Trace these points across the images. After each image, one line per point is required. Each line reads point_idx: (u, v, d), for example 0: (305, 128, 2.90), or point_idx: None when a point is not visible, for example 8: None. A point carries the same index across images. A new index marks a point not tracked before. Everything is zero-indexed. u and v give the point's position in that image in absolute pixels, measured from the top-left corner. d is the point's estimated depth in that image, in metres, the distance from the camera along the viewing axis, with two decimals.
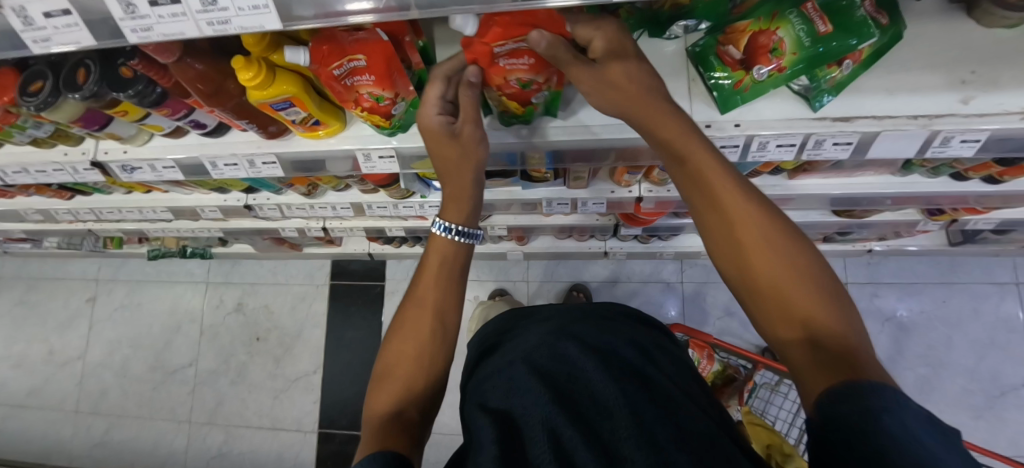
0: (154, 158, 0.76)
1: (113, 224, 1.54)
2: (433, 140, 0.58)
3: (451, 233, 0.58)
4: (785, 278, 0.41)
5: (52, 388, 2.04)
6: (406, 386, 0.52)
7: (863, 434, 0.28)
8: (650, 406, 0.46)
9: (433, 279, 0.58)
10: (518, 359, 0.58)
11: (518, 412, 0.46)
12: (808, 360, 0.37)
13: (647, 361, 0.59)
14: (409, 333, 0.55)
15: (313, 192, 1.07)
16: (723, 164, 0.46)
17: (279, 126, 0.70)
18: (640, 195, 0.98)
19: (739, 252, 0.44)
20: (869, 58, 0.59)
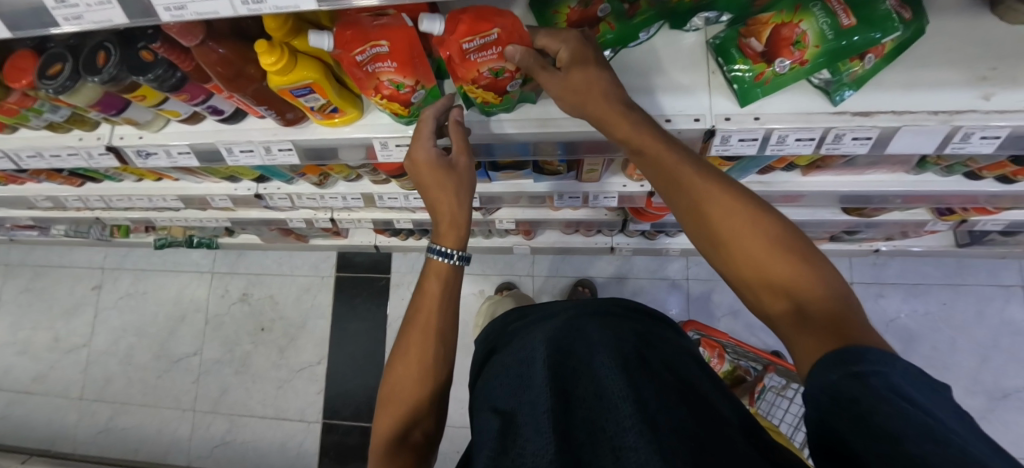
0: (170, 144, 0.76)
1: (120, 212, 1.55)
2: (424, 171, 0.60)
3: (449, 259, 0.59)
4: (765, 258, 0.42)
5: (58, 374, 2.05)
6: (410, 408, 0.55)
7: (857, 401, 0.28)
8: (656, 394, 0.43)
9: (432, 307, 0.59)
10: (518, 361, 0.58)
11: (521, 420, 0.46)
12: (800, 332, 0.38)
13: (652, 343, 0.56)
14: (413, 361, 0.56)
15: (324, 182, 1.07)
16: (688, 156, 0.48)
17: (296, 113, 0.69)
18: (651, 189, 0.97)
19: (718, 239, 0.45)
20: (892, 52, 0.58)
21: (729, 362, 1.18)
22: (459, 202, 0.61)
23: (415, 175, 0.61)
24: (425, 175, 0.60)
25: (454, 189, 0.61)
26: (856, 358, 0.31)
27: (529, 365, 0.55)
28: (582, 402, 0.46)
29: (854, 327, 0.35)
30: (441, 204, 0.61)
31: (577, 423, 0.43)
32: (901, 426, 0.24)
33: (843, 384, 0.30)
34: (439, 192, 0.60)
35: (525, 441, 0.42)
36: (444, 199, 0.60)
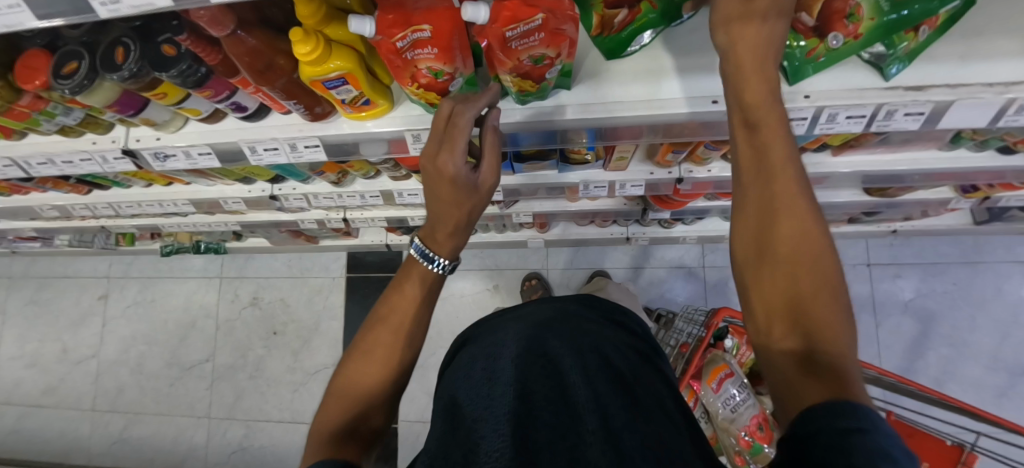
0: (189, 145, 0.73)
1: (127, 220, 1.51)
2: (441, 181, 0.50)
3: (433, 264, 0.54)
4: (809, 289, 0.33)
5: (68, 386, 2.02)
6: (364, 403, 0.50)
7: (833, 445, 0.22)
8: (624, 409, 0.46)
9: (407, 310, 0.55)
10: (487, 361, 0.55)
11: (469, 413, 0.46)
12: (792, 380, 0.30)
13: (629, 365, 0.58)
14: (379, 359, 0.52)
15: (342, 181, 1.04)
16: (799, 165, 0.37)
17: (325, 107, 0.67)
18: (681, 176, 0.95)
19: (763, 244, 0.36)
20: (944, 24, 0.56)
21: (759, 348, 1.16)
22: (466, 218, 0.53)
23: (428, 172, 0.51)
24: (442, 185, 0.50)
25: (467, 206, 0.52)
26: (847, 408, 0.24)
27: (496, 361, 0.54)
28: (543, 406, 0.46)
29: (860, 392, 0.27)
30: (440, 220, 0.53)
31: (535, 427, 0.43)
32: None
33: (825, 423, 0.24)
34: (445, 204, 0.51)
35: (480, 431, 0.42)
36: (446, 215, 0.52)
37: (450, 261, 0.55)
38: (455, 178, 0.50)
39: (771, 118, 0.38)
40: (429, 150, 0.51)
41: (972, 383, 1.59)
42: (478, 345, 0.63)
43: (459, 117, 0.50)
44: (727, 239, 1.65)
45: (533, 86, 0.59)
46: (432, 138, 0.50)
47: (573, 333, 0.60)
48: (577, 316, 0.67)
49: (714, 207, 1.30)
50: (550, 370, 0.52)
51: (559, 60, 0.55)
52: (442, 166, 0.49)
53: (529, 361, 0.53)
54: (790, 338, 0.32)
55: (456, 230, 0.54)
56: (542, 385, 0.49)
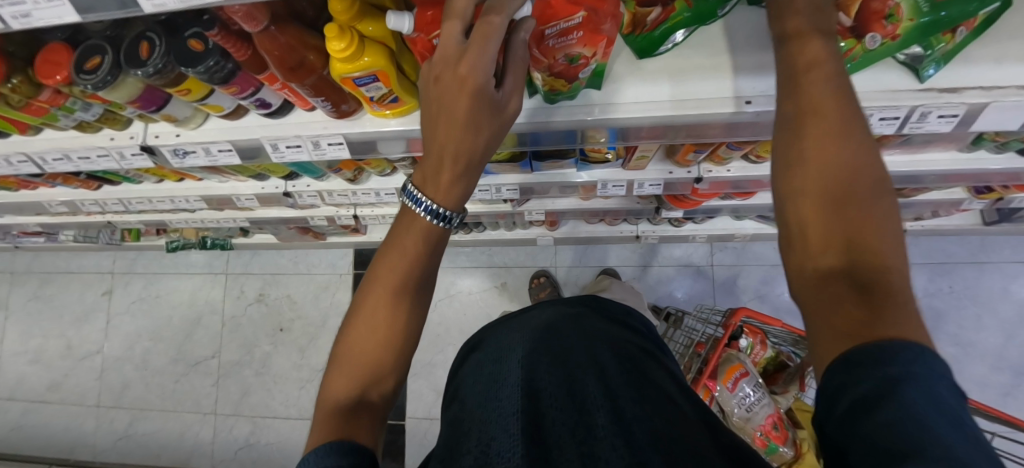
0: (210, 142, 0.72)
1: (134, 216, 1.50)
2: (458, 90, 0.41)
3: (435, 218, 0.47)
4: (855, 202, 0.33)
5: (72, 382, 2.01)
6: (371, 367, 0.48)
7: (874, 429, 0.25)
8: (634, 404, 0.45)
9: (403, 263, 0.49)
10: (492, 365, 0.55)
11: (476, 419, 0.45)
12: (834, 302, 0.31)
13: (637, 357, 0.57)
14: (381, 322, 0.49)
15: (358, 178, 1.03)
16: (845, 82, 0.37)
17: (351, 104, 0.66)
18: (699, 176, 0.95)
19: (800, 160, 0.36)
20: (980, 26, 0.56)
21: (773, 348, 1.18)
22: (478, 145, 0.44)
23: (439, 91, 0.42)
24: (458, 98, 0.41)
25: (477, 145, 0.44)
26: (877, 354, 0.27)
27: (500, 368, 0.54)
28: (551, 403, 0.46)
29: (898, 316, 0.29)
30: (445, 144, 0.44)
31: (545, 427, 0.42)
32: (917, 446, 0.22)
33: (861, 376, 0.27)
34: (458, 129, 0.42)
35: (491, 429, 0.42)
36: (456, 139, 0.43)
37: (452, 210, 0.47)
38: (478, 90, 0.41)
39: (819, 55, 0.38)
40: (450, 56, 0.42)
41: (976, 381, 1.61)
42: (483, 348, 0.63)
43: (491, 18, 0.40)
44: (736, 238, 1.65)
45: (566, 85, 0.58)
46: (450, 39, 0.42)
47: (577, 331, 0.60)
48: (580, 313, 0.67)
49: (726, 206, 1.30)
50: (559, 363, 0.52)
51: (594, 60, 0.54)
52: (466, 68, 0.41)
53: (534, 362, 0.53)
54: (827, 254, 0.33)
55: (466, 167, 0.46)
56: (548, 381, 0.49)
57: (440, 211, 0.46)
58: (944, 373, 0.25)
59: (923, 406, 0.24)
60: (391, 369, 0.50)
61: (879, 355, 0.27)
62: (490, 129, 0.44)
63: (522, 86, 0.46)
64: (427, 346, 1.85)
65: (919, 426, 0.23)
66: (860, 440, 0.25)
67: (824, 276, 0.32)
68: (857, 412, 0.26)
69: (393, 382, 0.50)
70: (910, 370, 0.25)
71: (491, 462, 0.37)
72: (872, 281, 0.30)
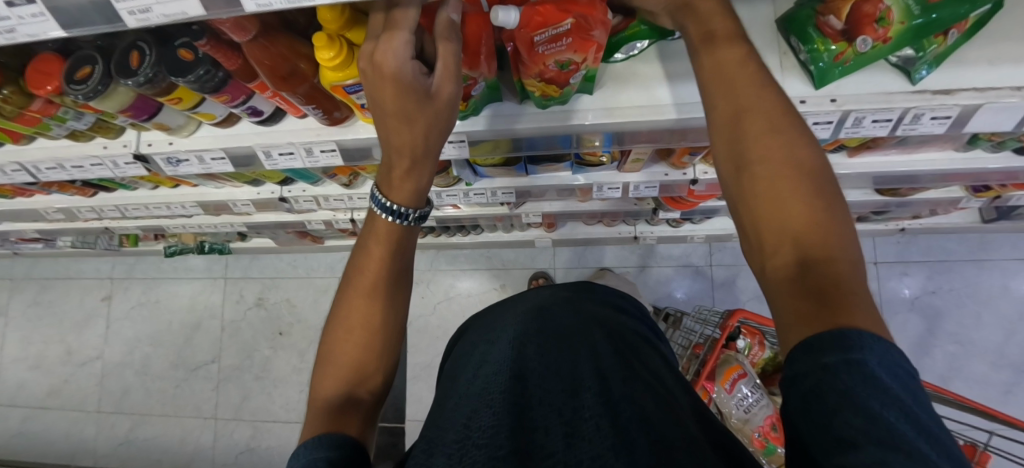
0: (203, 150, 0.72)
1: (131, 221, 1.50)
2: (385, 86, 0.42)
3: (389, 214, 0.49)
4: (802, 197, 0.34)
5: (73, 388, 2.02)
6: (352, 372, 0.49)
7: (827, 409, 0.25)
8: (625, 387, 0.44)
9: (377, 265, 0.52)
10: (485, 347, 0.54)
11: (462, 397, 0.45)
12: (789, 293, 0.32)
13: (629, 343, 0.55)
14: (356, 326, 0.50)
15: (353, 183, 1.03)
16: (772, 93, 0.39)
17: (344, 112, 0.66)
18: (695, 177, 0.95)
19: (745, 169, 0.37)
20: (972, 28, 0.56)
21: (771, 348, 1.18)
22: (416, 137, 0.46)
23: (370, 85, 0.43)
24: (383, 95, 0.42)
25: (421, 130, 0.45)
26: (832, 339, 0.27)
27: (491, 352, 0.52)
28: (541, 380, 0.46)
29: (854, 297, 0.29)
30: (393, 138, 0.46)
31: (532, 407, 0.41)
32: (863, 439, 0.22)
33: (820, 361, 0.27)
34: (394, 121, 0.44)
35: (478, 411, 0.40)
36: (396, 131, 0.45)
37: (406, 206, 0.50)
38: (399, 78, 0.41)
39: (743, 79, 0.40)
40: (367, 54, 0.42)
41: (977, 379, 1.61)
42: (477, 333, 0.62)
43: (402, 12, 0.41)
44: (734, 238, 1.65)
45: (557, 92, 0.58)
46: (371, 38, 0.43)
47: (571, 315, 0.59)
48: (579, 298, 0.65)
49: (723, 207, 1.29)
50: (556, 346, 0.51)
51: (585, 65, 0.53)
52: (382, 60, 0.41)
53: (525, 340, 0.52)
54: (785, 250, 0.33)
55: (415, 160, 0.48)
56: (538, 363, 0.48)
57: (393, 207, 0.49)
58: (889, 353, 0.26)
59: (871, 394, 0.24)
60: (374, 373, 0.50)
61: (836, 342, 0.27)
62: (431, 116, 0.44)
63: (457, 73, 0.44)
64: (426, 349, 1.85)
65: (872, 413, 0.23)
66: (833, 429, 0.24)
67: (786, 273, 0.33)
68: (808, 407, 0.26)
69: (379, 384, 0.50)
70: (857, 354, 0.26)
71: (473, 437, 0.36)
72: (824, 276, 0.30)
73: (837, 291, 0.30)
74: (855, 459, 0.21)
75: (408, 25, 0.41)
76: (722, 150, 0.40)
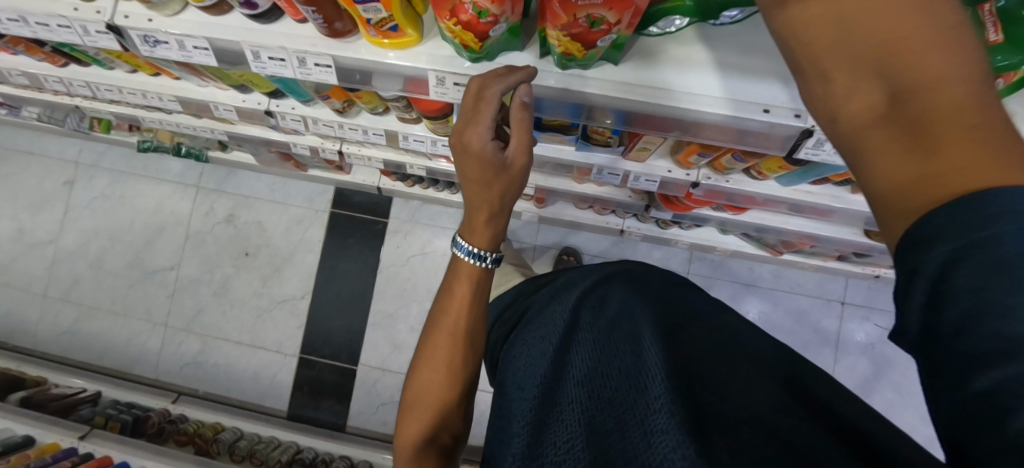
0: (184, 35, 0.65)
1: (103, 105, 1.39)
2: (472, 163, 0.53)
3: (477, 259, 0.57)
4: (898, 26, 0.25)
5: (21, 267, 1.94)
6: (436, 410, 0.56)
7: (979, 404, 0.19)
8: (690, 373, 0.40)
9: (460, 307, 0.58)
10: (546, 342, 0.55)
11: (523, 411, 0.46)
12: (895, 162, 0.25)
13: (684, 318, 0.51)
14: (441, 366, 0.57)
15: (347, 110, 0.97)
16: None
17: (346, 24, 0.60)
18: (697, 180, 0.92)
19: (806, 10, 0.28)
20: (1016, 82, 0.54)
21: None
22: (495, 194, 0.55)
23: (460, 157, 0.54)
24: (469, 162, 0.53)
25: (500, 188, 0.54)
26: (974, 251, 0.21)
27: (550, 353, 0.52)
28: (605, 381, 0.43)
29: (987, 148, 0.22)
30: (474, 194, 0.55)
31: (606, 414, 0.39)
32: None
33: (921, 257, 0.23)
34: (476, 182, 0.54)
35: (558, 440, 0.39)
36: (479, 189, 0.55)
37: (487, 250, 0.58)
38: (481, 155, 0.52)
39: None
40: (458, 132, 0.53)
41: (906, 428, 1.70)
42: (532, 326, 0.63)
43: (485, 92, 0.51)
44: (717, 251, 1.66)
45: (580, 52, 0.54)
46: (460, 115, 0.53)
47: (630, 292, 0.56)
48: (626, 277, 0.61)
49: (714, 217, 1.29)
50: (614, 331, 0.49)
51: (618, 27, 0.49)
52: (471, 142, 0.52)
53: (580, 339, 0.52)
54: (867, 91, 0.26)
55: (491, 213, 0.57)
56: (587, 364, 0.47)
57: (477, 252, 0.57)
58: None
59: None
60: (453, 414, 0.57)
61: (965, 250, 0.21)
62: (509, 178, 0.54)
63: (528, 141, 0.54)
64: (392, 299, 1.84)
65: None
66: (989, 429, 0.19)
67: (882, 141, 0.25)
68: (939, 354, 0.22)
69: (458, 418, 0.58)
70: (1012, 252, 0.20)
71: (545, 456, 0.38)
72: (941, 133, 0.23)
73: (962, 135, 0.23)
74: (985, 381, 0.19)
75: (492, 107, 0.52)
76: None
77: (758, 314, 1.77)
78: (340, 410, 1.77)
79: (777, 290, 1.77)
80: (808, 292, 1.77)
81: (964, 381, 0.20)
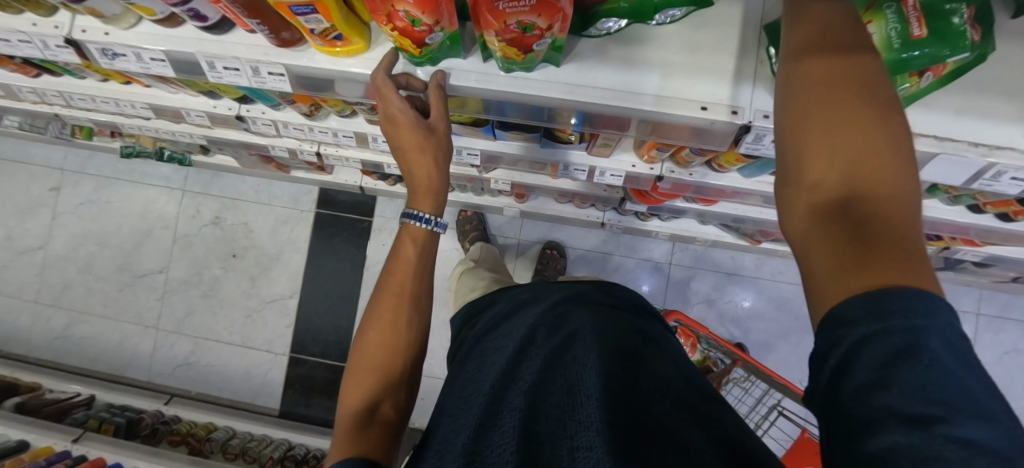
0: (141, 48, 0.66)
1: (83, 113, 1.39)
2: (402, 131, 0.59)
3: (422, 221, 0.61)
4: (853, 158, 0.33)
5: (11, 274, 1.96)
6: (383, 378, 0.55)
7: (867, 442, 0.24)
8: (624, 397, 0.43)
9: (407, 271, 0.61)
10: (499, 348, 0.56)
11: (468, 409, 0.46)
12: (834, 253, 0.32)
13: (637, 348, 0.52)
14: (388, 325, 0.58)
15: (314, 114, 0.98)
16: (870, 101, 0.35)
17: (293, 33, 0.61)
18: (660, 174, 0.94)
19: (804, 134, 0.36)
20: (948, 76, 0.55)
21: (703, 352, 1.44)
22: (432, 161, 0.61)
23: (394, 136, 0.61)
24: (402, 139, 0.60)
25: (434, 153, 0.61)
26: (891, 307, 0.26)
27: (496, 359, 0.53)
28: (549, 392, 0.45)
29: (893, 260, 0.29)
30: (416, 169, 0.61)
31: (540, 419, 0.41)
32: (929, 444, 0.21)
33: (853, 317, 0.28)
34: (415, 155, 0.60)
35: (498, 432, 0.40)
36: (419, 163, 0.61)
37: (434, 214, 0.62)
38: (409, 127, 0.59)
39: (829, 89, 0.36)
40: (383, 117, 0.60)
41: None
42: (495, 330, 0.62)
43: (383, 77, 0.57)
44: (697, 241, 1.67)
45: (519, 56, 0.55)
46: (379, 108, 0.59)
47: (590, 316, 0.57)
48: (593, 300, 0.61)
49: (689, 209, 1.31)
50: (564, 352, 0.50)
51: (550, 33, 0.50)
52: (395, 119, 0.59)
53: (530, 348, 0.52)
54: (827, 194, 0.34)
55: (434, 182, 0.62)
56: (530, 373, 0.48)
57: (422, 214, 0.61)
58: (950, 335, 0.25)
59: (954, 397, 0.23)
60: (400, 379, 0.56)
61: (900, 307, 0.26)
62: (439, 139, 0.61)
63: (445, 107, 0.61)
64: None
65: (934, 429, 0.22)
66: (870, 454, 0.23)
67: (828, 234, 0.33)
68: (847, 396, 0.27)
69: (402, 396, 0.55)
70: (930, 336, 0.25)
71: (481, 453, 0.37)
72: (872, 227, 0.31)
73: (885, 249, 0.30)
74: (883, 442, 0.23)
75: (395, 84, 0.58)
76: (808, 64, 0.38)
77: (740, 302, 1.79)
78: (331, 407, 1.80)
79: (759, 278, 1.79)
80: (790, 280, 1.79)
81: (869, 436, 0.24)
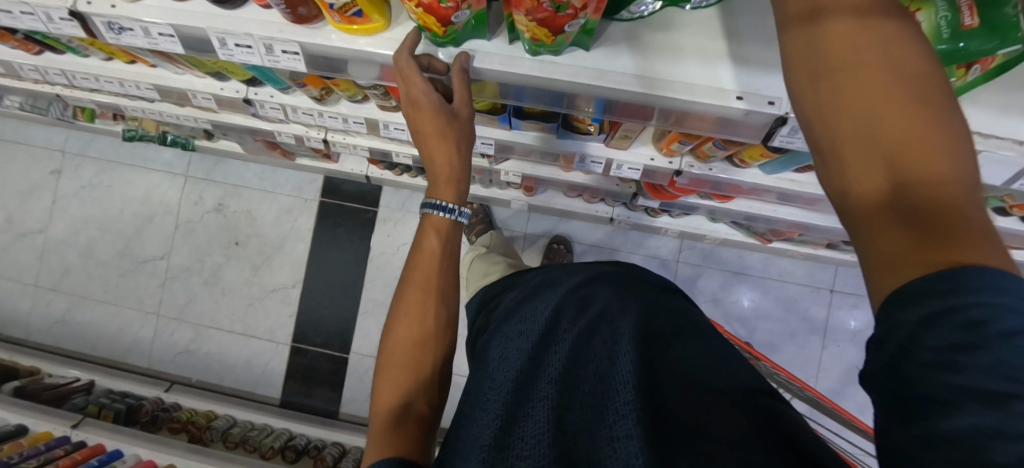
0: (148, 22, 0.64)
1: (85, 94, 1.36)
2: (423, 115, 0.57)
3: (442, 210, 0.59)
4: (900, 126, 0.29)
5: (10, 258, 1.93)
6: (413, 375, 0.53)
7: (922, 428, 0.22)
8: (663, 383, 0.40)
9: (430, 264, 0.59)
10: (521, 333, 0.54)
11: (493, 400, 0.44)
12: (894, 236, 0.27)
13: (670, 330, 0.49)
14: (414, 319, 0.56)
15: (325, 98, 0.95)
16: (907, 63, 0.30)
17: (311, 10, 0.58)
18: (679, 169, 0.91)
19: (835, 109, 0.31)
20: (996, 69, 0.52)
21: None
22: (453, 148, 0.59)
23: (415, 120, 0.59)
24: (422, 123, 0.58)
25: (456, 140, 0.59)
26: (939, 283, 0.24)
27: (520, 346, 0.51)
28: (581, 381, 0.42)
29: (958, 240, 0.25)
30: (436, 156, 0.59)
31: (571, 409, 0.39)
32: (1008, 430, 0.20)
33: (915, 297, 0.25)
34: (435, 141, 0.58)
35: (526, 426, 0.38)
36: (439, 149, 0.58)
37: (454, 204, 0.60)
38: (431, 112, 0.57)
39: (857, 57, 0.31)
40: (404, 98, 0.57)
41: None
42: (513, 316, 0.60)
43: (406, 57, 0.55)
44: (706, 239, 1.65)
45: (548, 37, 0.52)
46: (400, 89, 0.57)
47: (612, 295, 0.55)
48: (616, 281, 0.59)
49: (702, 205, 1.29)
50: (593, 336, 0.48)
51: (584, 13, 0.47)
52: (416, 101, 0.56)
53: (553, 335, 0.51)
54: (877, 174, 0.29)
55: (455, 171, 0.60)
56: (559, 361, 0.46)
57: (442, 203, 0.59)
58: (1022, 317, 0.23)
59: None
60: (430, 376, 0.54)
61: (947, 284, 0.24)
62: (461, 126, 0.59)
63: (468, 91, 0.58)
64: (382, 289, 1.84)
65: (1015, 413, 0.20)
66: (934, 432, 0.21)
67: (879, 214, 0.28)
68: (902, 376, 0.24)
69: (434, 393, 0.53)
70: (993, 308, 0.23)
71: (513, 448, 0.36)
72: (932, 203, 0.27)
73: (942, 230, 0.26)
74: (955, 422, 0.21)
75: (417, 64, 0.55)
76: (796, 42, 0.35)
77: (747, 302, 1.78)
78: (333, 398, 1.79)
79: (767, 278, 1.77)
80: (798, 280, 1.77)
81: (933, 420, 0.21)
